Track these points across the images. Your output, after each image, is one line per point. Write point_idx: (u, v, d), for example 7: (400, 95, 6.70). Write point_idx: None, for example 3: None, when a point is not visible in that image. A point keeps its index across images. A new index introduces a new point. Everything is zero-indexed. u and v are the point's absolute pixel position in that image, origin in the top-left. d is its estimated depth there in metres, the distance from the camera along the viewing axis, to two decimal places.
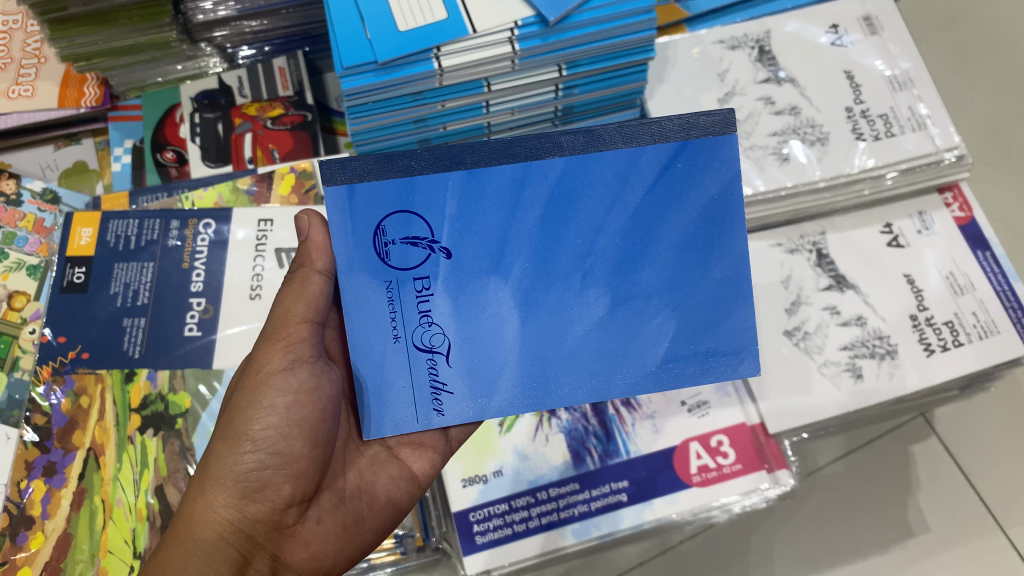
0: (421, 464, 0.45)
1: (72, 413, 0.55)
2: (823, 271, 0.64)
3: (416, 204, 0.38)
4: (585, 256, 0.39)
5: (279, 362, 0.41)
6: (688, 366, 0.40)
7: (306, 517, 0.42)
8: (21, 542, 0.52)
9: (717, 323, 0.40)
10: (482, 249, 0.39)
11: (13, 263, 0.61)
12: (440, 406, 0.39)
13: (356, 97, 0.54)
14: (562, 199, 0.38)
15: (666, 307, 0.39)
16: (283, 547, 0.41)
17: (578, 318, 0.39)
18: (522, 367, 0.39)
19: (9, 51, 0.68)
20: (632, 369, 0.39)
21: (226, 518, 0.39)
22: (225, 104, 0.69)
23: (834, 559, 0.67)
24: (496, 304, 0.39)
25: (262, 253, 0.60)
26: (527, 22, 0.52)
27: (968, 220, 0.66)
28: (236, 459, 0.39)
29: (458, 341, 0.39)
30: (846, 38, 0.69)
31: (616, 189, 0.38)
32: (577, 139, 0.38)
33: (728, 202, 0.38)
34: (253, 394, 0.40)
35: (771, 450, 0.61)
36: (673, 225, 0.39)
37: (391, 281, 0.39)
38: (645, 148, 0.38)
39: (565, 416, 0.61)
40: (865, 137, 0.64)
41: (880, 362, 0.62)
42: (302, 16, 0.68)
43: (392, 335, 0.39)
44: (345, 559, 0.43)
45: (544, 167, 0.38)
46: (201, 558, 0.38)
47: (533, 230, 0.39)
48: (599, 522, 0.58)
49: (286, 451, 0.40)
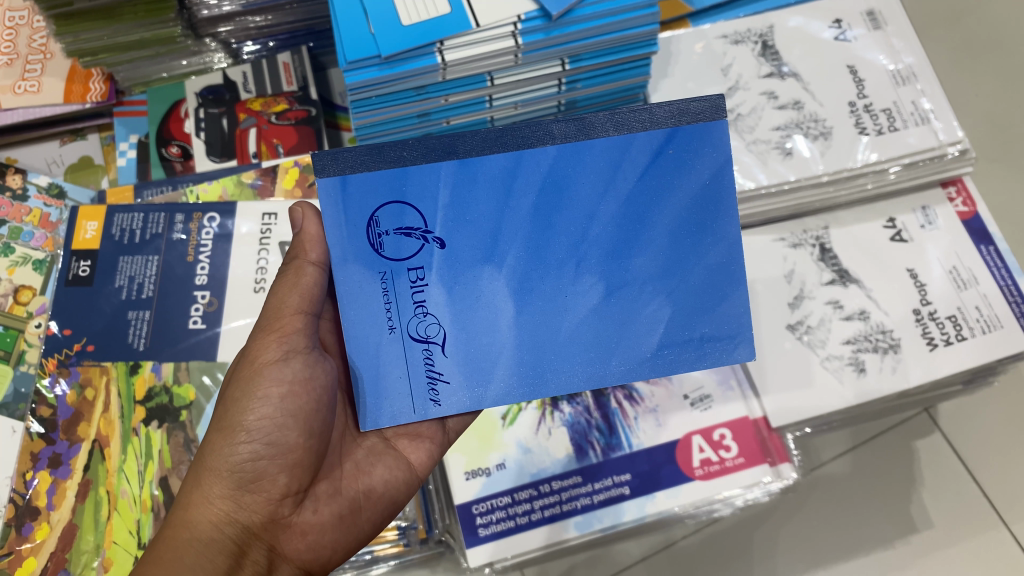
0: (418, 455, 0.46)
1: (78, 405, 0.55)
2: (826, 265, 0.64)
3: (408, 194, 0.38)
4: (577, 244, 0.39)
5: (273, 353, 0.41)
6: (684, 352, 0.40)
7: (302, 507, 0.42)
8: (27, 533, 0.52)
9: (712, 309, 0.40)
10: (476, 238, 0.39)
11: (19, 258, 0.62)
12: (437, 396, 0.40)
13: (359, 92, 0.54)
14: (553, 187, 0.38)
15: (661, 294, 0.39)
16: (279, 538, 0.41)
17: (573, 306, 0.39)
18: (518, 356, 0.40)
19: (15, 47, 0.69)
20: (628, 355, 0.40)
21: (222, 510, 0.40)
22: (230, 100, 0.70)
23: (836, 555, 0.68)
24: (490, 293, 0.39)
25: (266, 246, 0.60)
26: (530, 16, 0.53)
27: (971, 215, 0.66)
28: (232, 450, 0.40)
29: (453, 331, 0.40)
30: (849, 33, 0.68)
31: (607, 177, 0.38)
32: (569, 127, 0.38)
33: (720, 187, 0.38)
34: (248, 385, 0.40)
35: (774, 444, 0.61)
36: (666, 211, 0.39)
37: (386, 272, 0.39)
38: (635, 135, 0.38)
39: (568, 410, 0.61)
40: (868, 132, 0.65)
41: (883, 356, 0.62)
42: (306, 11, 0.68)
43: (387, 325, 0.39)
44: (343, 549, 0.44)
45: (536, 156, 0.38)
46: (198, 550, 0.38)
47: (526, 219, 0.39)
48: (602, 515, 0.59)
49: (280, 442, 0.40)
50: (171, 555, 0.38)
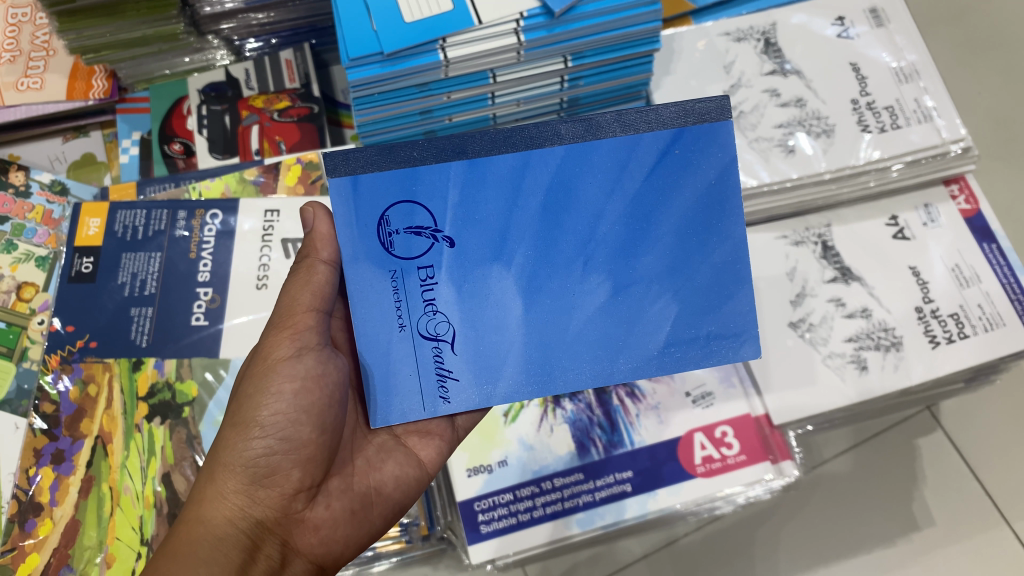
0: (428, 452, 0.46)
1: (80, 401, 0.55)
2: (828, 263, 0.64)
3: (418, 194, 0.38)
4: (586, 242, 0.39)
5: (286, 350, 0.41)
6: (690, 349, 0.40)
7: (314, 502, 0.42)
8: (30, 529, 0.52)
9: (717, 307, 0.40)
10: (485, 237, 0.39)
11: (22, 254, 0.63)
12: (446, 393, 0.40)
13: (362, 89, 0.54)
14: (561, 187, 0.38)
15: (667, 292, 0.40)
16: (292, 533, 0.41)
17: (581, 304, 0.40)
18: (527, 354, 0.40)
19: (18, 44, 0.69)
20: (635, 353, 0.40)
21: (235, 505, 0.40)
22: (233, 97, 0.70)
23: (838, 552, 0.68)
24: (499, 291, 0.40)
25: (268, 244, 0.60)
26: (532, 13, 0.53)
27: (974, 213, 0.66)
28: (246, 445, 0.40)
29: (463, 329, 0.40)
30: (852, 30, 0.68)
31: (615, 176, 0.38)
32: (576, 127, 0.38)
33: (726, 187, 0.38)
34: (261, 381, 0.41)
35: (776, 441, 0.61)
36: (676, 204, 0.39)
37: (396, 270, 0.39)
38: (642, 135, 0.38)
39: (570, 407, 0.61)
40: (871, 129, 0.64)
41: (885, 353, 0.62)
42: (309, 9, 0.68)
43: (397, 323, 0.39)
44: (355, 545, 0.44)
45: (544, 156, 0.38)
46: (212, 544, 0.39)
47: (535, 218, 0.39)
48: (604, 512, 0.59)
49: (294, 437, 0.40)
50: (186, 549, 0.38)
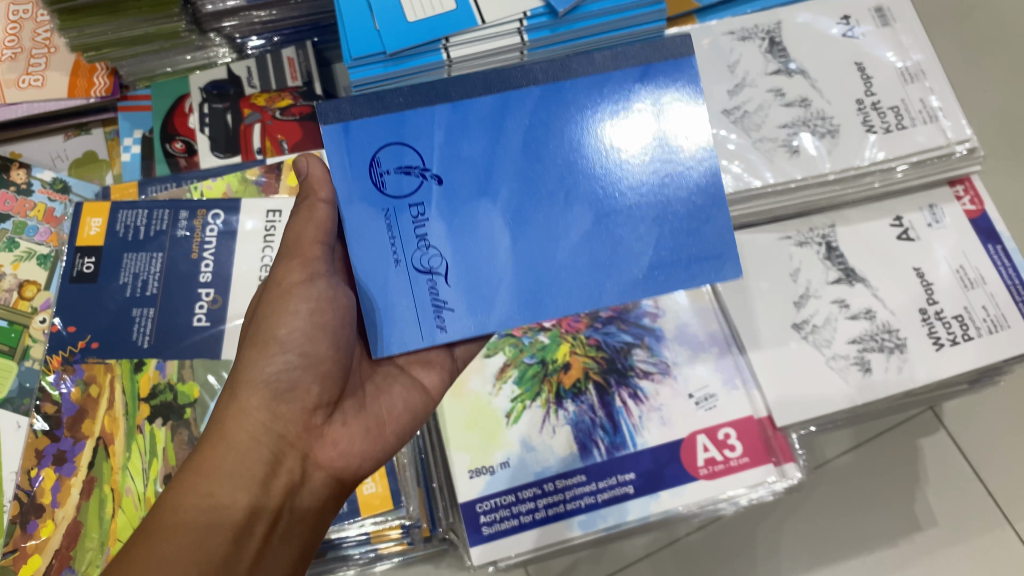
0: (432, 379, 0.46)
1: (82, 403, 0.55)
2: (832, 264, 0.64)
3: (406, 136, 0.39)
4: (565, 173, 0.40)
5: (299, 275, 0.41)
6: (675, 271, 0.39)
7: (331, 419, 0.43)
8: (32, 530, 0.52)
9: (697, 230, 0.40)
10: (471, 174, 0.39)
11: (24, 252, 0.63)
12: (443, 322, 0.39)
13: (364, 89, 0.54)
14: (540, 124, 0.39)
15: (647, 221, 0.40)
16: (313, 447, 0.42)
17: (566, 234, 0.39)
18: (517, 282, 0.39)
19: (19, 40, 0.69)
20: (620, 278, 0.39)
21: (260, 420, 0.40)
22: (234, 95, 0.69)
23: (841, 553, 0.68)
24: (487, 225, 0.40)
25: (271, 244, 0.60)
26: (535, 13, 0.52)
27: (979, 214, 0.66)
28: (268, 362, 0.40)
29: (456, 261, 0.39)
30: (857, 30, 0.68)
31: (588, 111, 0.40)
32: (549, 69, 0.40)
33: (694, 117, 0.40)
34: (279, 304, 0.41)
35: (779, 443, 0.60)
36: (643, 138, 0.40)
37: (389, 209, 0.39)
38: (612, 73, 0.40)
39: (572, 408, 0.61)
40: (876, 129, 0.64)
41: (889, 355, 0.61)
42: (311, 7, 0.67)
43: (392, 258, 0.39)
44: (372, 461, 0.45)
45: (521, 96, 0.39)
46: (237, 457, 0.39)
47: (516, 153, 0.39)
48: (606, 514, 0.59)
49: (313, 353, 0.41)
50: (210, 463, 0.39)
